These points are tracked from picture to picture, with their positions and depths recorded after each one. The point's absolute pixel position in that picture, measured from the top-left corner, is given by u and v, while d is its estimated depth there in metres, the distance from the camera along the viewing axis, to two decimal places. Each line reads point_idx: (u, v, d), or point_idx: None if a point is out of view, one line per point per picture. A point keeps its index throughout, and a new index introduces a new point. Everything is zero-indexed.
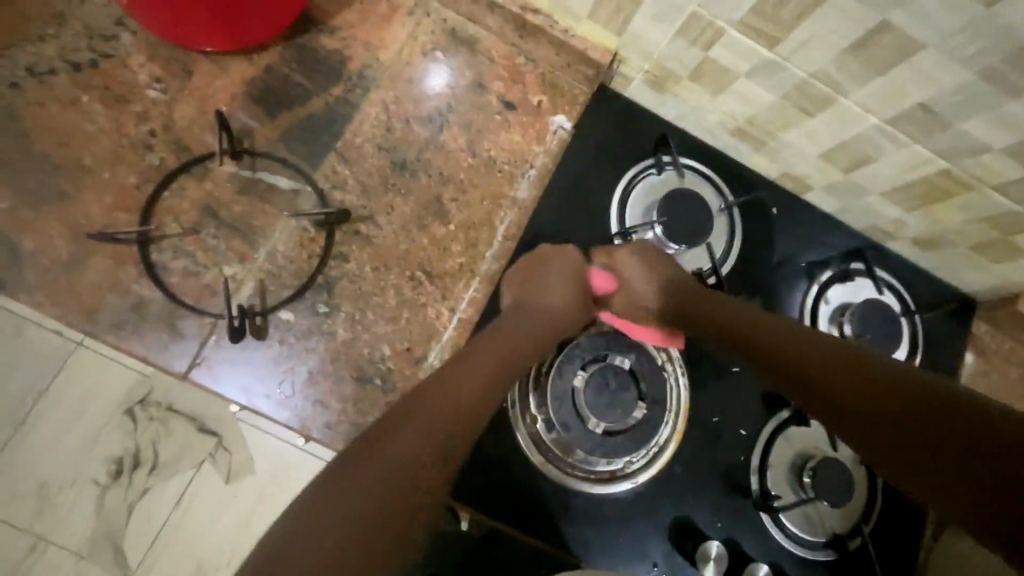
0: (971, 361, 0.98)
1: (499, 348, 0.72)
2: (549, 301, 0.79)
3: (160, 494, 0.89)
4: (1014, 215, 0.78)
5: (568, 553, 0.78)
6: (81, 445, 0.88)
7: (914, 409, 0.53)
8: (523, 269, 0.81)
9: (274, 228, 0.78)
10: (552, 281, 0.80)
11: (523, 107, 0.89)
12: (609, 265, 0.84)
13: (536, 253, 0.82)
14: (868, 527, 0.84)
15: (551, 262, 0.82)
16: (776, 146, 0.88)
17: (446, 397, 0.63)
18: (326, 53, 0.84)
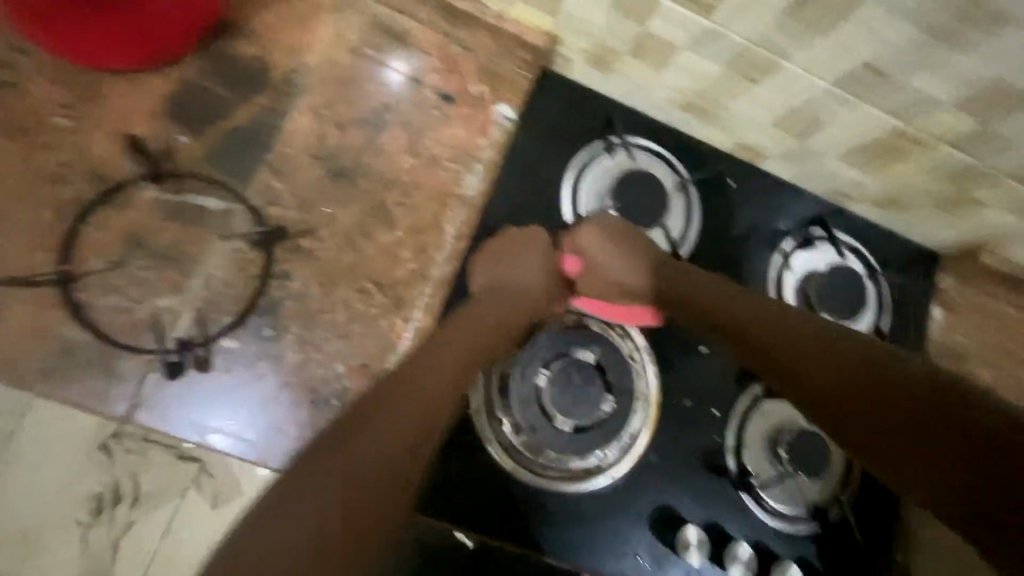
0: (940, 316, 0.98)
1: (447, 356, 0.67)
2: (517, 286, 0.76)
3: (149, 525, 0.78)
4: (969, 167, 0.77)
5: (561, 560, 0.77)
6: (58, 486, 0.76)
7: (908, 409, 0.51)
8: (488, 256, 0.78)
9: (205, 254, 0.73)
10: (519, 262, 0.77)
11: (463, 99, 0.85)
12: (576, 249, 0.79)
13: (501, 236, 0.79)
14: (847, 497, 0.84)
15: (512, 243, 0.78)
16: (726, 117, 0.85)
17: (397, 396, 0.60)
18: (246, 59, 0.79)
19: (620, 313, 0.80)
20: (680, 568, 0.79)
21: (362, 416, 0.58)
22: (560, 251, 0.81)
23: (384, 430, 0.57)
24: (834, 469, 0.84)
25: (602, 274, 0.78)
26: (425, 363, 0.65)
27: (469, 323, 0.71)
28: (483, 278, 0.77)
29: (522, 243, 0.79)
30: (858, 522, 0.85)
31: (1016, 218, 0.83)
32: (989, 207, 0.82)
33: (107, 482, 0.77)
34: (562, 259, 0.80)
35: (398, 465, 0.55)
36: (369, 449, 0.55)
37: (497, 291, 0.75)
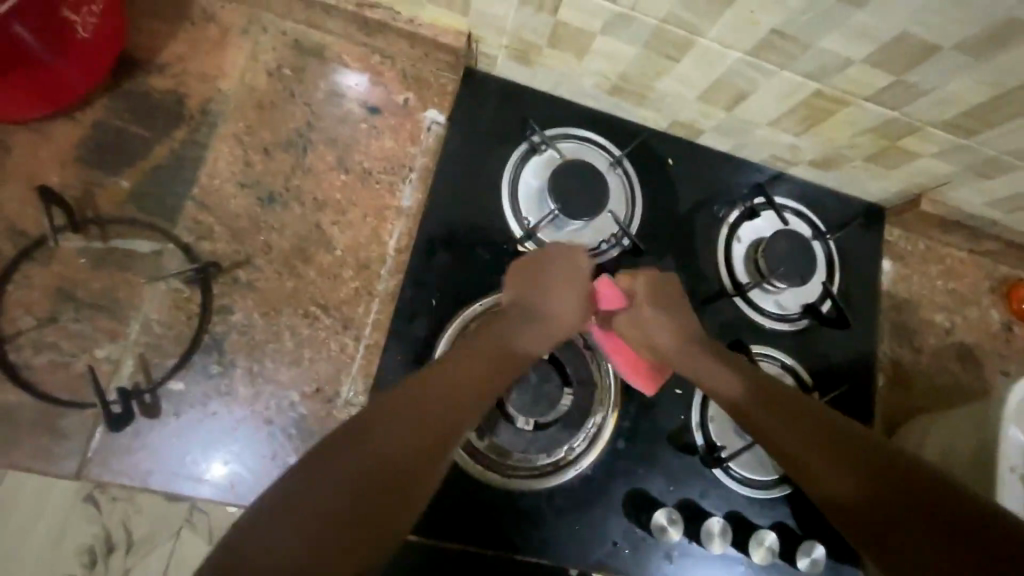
0: (890, 268, 0.99)
1: (469, 365, 0.66)
2: (547, 309, 0.75)
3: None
4: (894, 121, 0.78)
5: (544, 557, 0.77)
6: (41, 546, 0.66)
7: (911, 498, 0.55)
8: (523, 272, 0.77)
9: (140, 298, 0.72)
10: (555, 290, 0.76)
11: (389, 108, 0.84)
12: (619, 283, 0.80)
13: (546, 254, 0.78)
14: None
15: (560, 269, 0.77)
16: (654, 97, 0.85)
17: (415, 400, 0.60)
18: (158, 95, 0.77)
19: (629, 360, 0.80)
20: (659, 550, 0.79)
21: (376, 420, 0.57)
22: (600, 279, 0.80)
23: (402, 434, 0.56)
24: None
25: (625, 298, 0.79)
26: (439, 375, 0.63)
27: (509, 333, 0.71)
28: (517, 291, 0.76)
29: (559, 266, 0.77)
30: None
31: (947, 163, 0.84)
32: (921, 156, 0.83)
33: (99, 532, 0.67)
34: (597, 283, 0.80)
35: (411, 467, 0.55)
36: (378, 453, 0.54)
37: (524, 308, 0.74)
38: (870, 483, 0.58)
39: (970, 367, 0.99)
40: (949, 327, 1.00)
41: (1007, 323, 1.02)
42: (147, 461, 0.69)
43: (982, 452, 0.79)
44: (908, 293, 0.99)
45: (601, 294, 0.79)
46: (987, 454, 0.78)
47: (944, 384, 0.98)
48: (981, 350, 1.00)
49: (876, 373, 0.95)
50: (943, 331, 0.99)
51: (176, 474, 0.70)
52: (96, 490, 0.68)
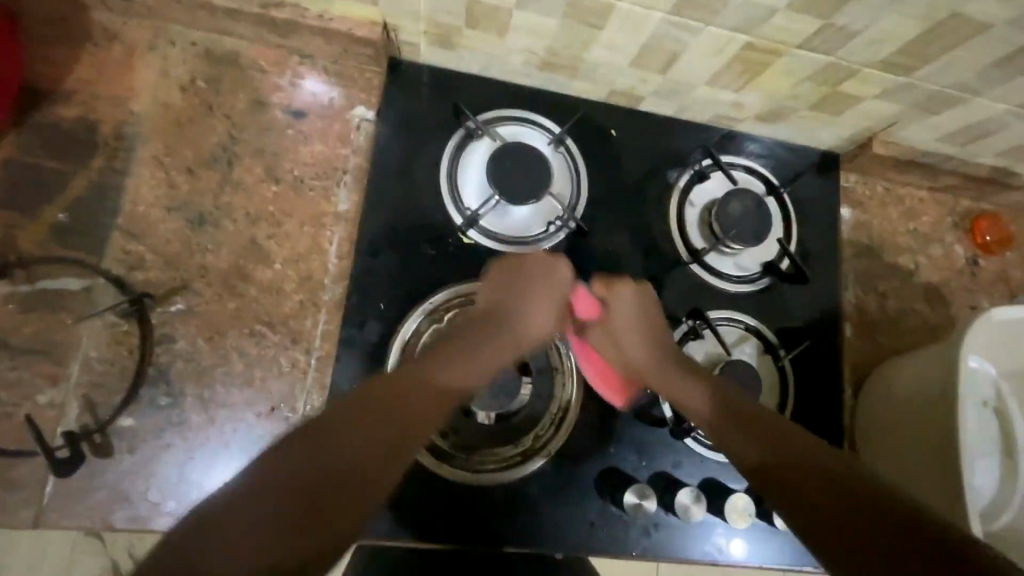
0: (849, 214, 0.98)
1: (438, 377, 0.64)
2: (518, 318, 0.74)
3: None
4: (832, 66, 0.75)
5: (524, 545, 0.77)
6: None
7: (864, 501, 0.56)
8: (505, 273, 0.76)
9: (76, 338, 0.70)
10: (533, 295, 0.75)
11: (314, 111, 0.81)
12: (603, 297, 0.80)
13: (527, 258, 0.76)
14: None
15: (537, 273, 0.76)
16: (586, 68, 0.82)
17: (376, 411, 0.59)
18: (67, 124, 0.74)
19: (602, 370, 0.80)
20: (638, 526, 0.80)
21: (341, 432, 0.56)
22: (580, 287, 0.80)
23: (366, 443, 0.56)
24: (768, 389, 0.89)
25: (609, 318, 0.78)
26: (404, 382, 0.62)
27: (475, 344, 0.70)
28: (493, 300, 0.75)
29: (544, 272, 0.76)
30: None
31: (892, 103, 0.82)
32: (865, 99, 0.81)
33: (106, 564, 0.76)
34: (576, 290, 0.79)
35: (369, 478, 0.55)
36: (340, 462, 0.54)
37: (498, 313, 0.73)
38: (832, 491, 0.58)
39: (938, 306, 0.99)
40: (914, 269, 0.99)
41: (972, 257, 1.02)
42: (106, 502, 0.68)
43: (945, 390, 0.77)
44: (870, 238, 0.98)
45: (576, 304, 0.80)
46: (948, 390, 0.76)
47: (913, 325, 0.97)
48: (948, 287, 1.00)
49: (842, 322, 0.94)
50: (908, 274, 0.99)
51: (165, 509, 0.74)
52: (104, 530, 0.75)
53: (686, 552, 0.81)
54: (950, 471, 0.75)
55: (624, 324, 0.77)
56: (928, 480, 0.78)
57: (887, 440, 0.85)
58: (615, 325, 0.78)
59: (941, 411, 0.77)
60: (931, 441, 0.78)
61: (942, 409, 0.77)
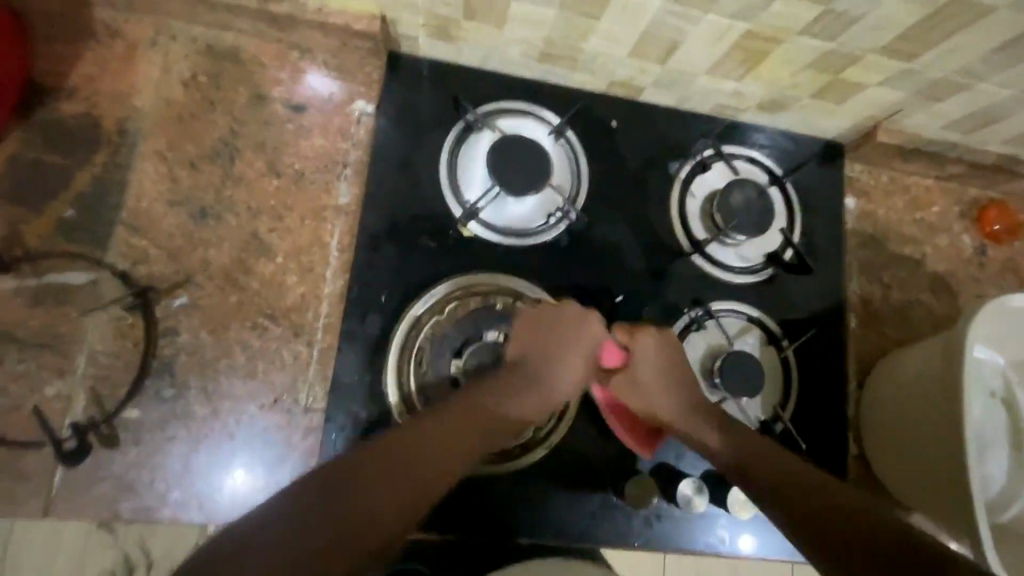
0: (854, 204, 0.97)
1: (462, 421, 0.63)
2: (547, 371, 0.71)
3: None
4: (832, 53, 0.74)
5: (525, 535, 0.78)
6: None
7: (870, 530, 0.55)
8: (532, 325, 0.73)
9: (82, 331, 0.71)
10: (562, 352, 0.72)
11: (314, 105, 0.81)
12: (626, 344, 0.75)
13: (557, 306, 0.74)
14: (788, 413, 0.87)
15: (567, 330, 0.73)
16: (585, 59, 0.82)
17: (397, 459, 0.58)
18: (72, 121, 0.75)
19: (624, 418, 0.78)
20: (640, 517, 0.80)
21: (355, 484, 0.55)
22: (610, 335, 0.76)
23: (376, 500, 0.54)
24: (772, 381, 0.88)
25: (637, 372, 0.74)
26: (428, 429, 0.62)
27: (500, 392, 0.67)
28: (518, 346, 0.72)
29: (571, 326, 0.73)
30: (801, 432, 0.88)
31: (896, 90, 0.81)
32: (867, 87, 0.80)
33: (119, 558, 0.71)
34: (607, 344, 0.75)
35: (376, 531, 0.53)
36: (358, 504, 0.53)
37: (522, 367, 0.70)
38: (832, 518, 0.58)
39: (944, 296, 0.98)
40: (920, 258, 0.98)
41: (980, 247, 1.00)
42: (113, 492, 0.69)
43: (947, 381, 0.75)
44: (875, 227, 0.97)
45: (602, 355, 0.75)
46: (949, 381, 0.75)
47: (919, 316, 0.96)
48: (955, 276, 0.99)
49: (847, 313, 0.93)
50: (914, 264, 0.98)
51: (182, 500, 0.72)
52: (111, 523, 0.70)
53: (689, 544, 0.81)
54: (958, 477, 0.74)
55: (650, 374, 0.74)
56: (943, 488, 0.76)
57: (896, 438, 0.84)
58: (641, 378, 0.74)
59: (946, 400, 0.75)
60: (938, 447, 0.76)
61: (946, 392, 0.76)
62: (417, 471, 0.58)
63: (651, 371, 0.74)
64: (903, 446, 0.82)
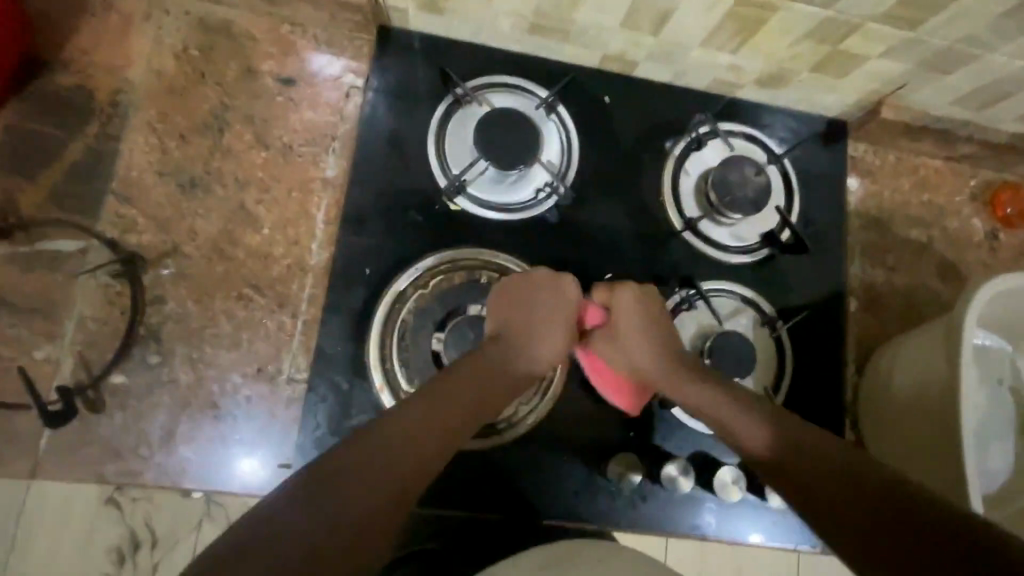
0: (857, 185, 0.94)
1: (445, 404, 0.62)
2: (525, 340, 0.71)
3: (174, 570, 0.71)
4: (830, 22, 0.72)
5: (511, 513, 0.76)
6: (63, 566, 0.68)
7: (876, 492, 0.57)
8: (509, 296, 0.72)
9: (72, 297, 0.72)
10: (541, 321, 0.72)
11: (303, 79, 0.81)
12: (606, 303, 0.77)
13: (529, 275, 0.74)
14: (780, 397, 0.85)
15: (546, 296, 0.73)
16: (576, 32, 0.80)
17: (375, 447, 0.57)
18: (65, 92, 0.76)
19: (612, 381, 0.78)
20: (624, 497, 0.79)
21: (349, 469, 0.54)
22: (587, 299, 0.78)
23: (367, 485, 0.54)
24: (765, 364, 0.86)
25: (618, 330, 0.75)
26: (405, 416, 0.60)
27: (480, 364, 0.67)
28: (496, 320, 0.72)
29: (549, 293, 0.73)
30: (794, 416, 0.86)
31: (899, 62, 0.78)
32: (869, 58, 0.78)
33: (126, 533, 0.70)
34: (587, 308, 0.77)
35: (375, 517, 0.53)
36: (355, 505, 0.52)
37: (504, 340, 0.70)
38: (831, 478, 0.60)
39: (952, 282, 0.94)
40: (927, 242, 0.94)
41: (991, 231, 0.96)
42: (100, 456, 0.70)
43: (951, 332, 0.73)
44: (879, 208, 0.94)
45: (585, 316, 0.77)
46: (954, 333, 0.72)
47: (924, 301, 0.93)
48: (964, 261, 0.95)
49: (847, 297, 0.90)
50: (920, 247, 0.94)
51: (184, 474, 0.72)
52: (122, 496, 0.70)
53: (674, 526, 0.79)
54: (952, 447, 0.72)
55: (630, 331, 0.74)
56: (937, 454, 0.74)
57: (897, 402, 0.81)
58: (623, 333, 0.74)
59: (948, 350, 0.73)
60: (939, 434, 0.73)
61: (949, 342, 0.73)
62: (399, 459, 0.57)
63: (634, 328, 0.74)
64: (901, 431, 0.80)
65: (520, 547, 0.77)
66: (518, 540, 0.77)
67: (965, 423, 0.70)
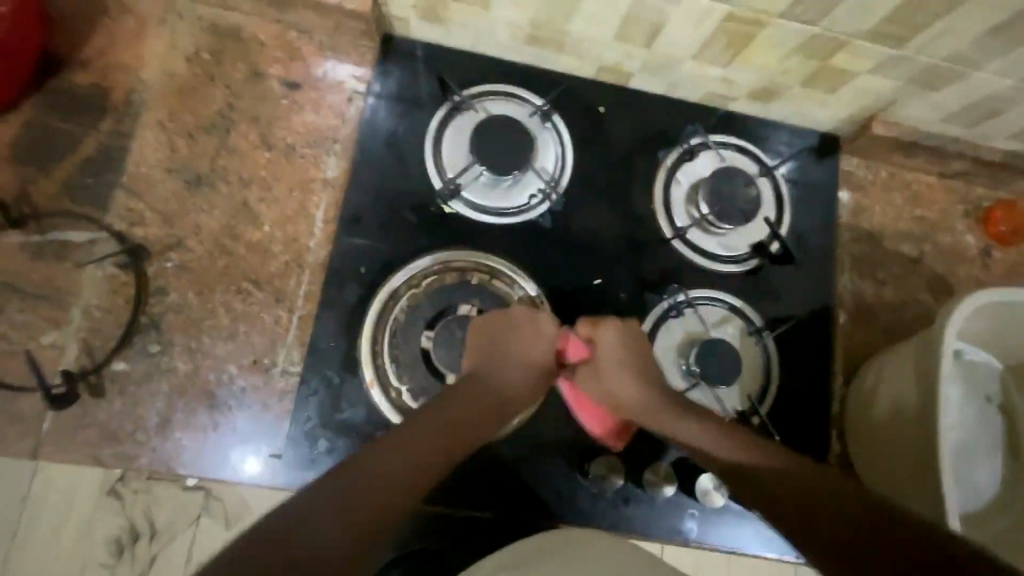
0: (849, 198, 0.95)
1: (421, 438, 0.63)
2: (500, 376, 0.71)
3: (170, 560, 0.73)
4: (817, 38, 0.74)
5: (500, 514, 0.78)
6: (67, 554, 0.71)
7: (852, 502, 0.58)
8: (484, 331, 0.73)
9: (79, 285, 0.75)
10: (513, 353, 0.72)
11: (307, 82, 0.85)
12: (589, 338, 0.76)
13: (509, 313, 0.74)
14: (765, 407, 0.86)
15: (518, 329, 0.73)
16: (572, 43, 0.83)
17: (353, 488, 0.57)
18: (82, 90, 0.80)
19: (596, 417, 0.78)
20: (606, 499, 0.80)
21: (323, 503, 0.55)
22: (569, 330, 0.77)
23: (342, 522, 0.54)
24: (751, 373, 0.87)
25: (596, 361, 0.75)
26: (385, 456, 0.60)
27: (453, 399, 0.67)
28: (474, 359, 0.72)
29: (522, 327, 0.73)
30: (778, 424, 0.87)
31: (887, 79, 0.80)
32: (858, 74, 0.79)
33: (126, 523, 0.72)
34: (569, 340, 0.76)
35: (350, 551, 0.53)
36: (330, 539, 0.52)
37: (476, 377, 0.70)
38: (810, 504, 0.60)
39: (943, 297, 0.95)
40: (918, 257, 0.95)
41: (984, 247, 0.97)
42: (100, 439, 0.73)
43: (931, 345, 0.74)
44: (871, 222, 0.95)
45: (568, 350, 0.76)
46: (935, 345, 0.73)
47: (914, 316, 0.94)
48: (955, 277, 0.95)
49: (836, 310, 0.91)
50: (912, 262, 0.95)
51: (181, 466, 0.74)
52: (123, 487, 0.72)
53: (656, 531, 0.80)
54: (931, 460, 0.72)
55: (610, 364, 0.74)
56: (920, 470, 0.74)
57: (881, 420, 0.81)
58: (601, 365, 0.74)
59: (931, 365, 0.73)
60: (923, 464, 0.73)
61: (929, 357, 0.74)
62: (380, 492, 0.57)
63: (613, 368, 0.74)
64: (884, 441, 0.80)
65: None
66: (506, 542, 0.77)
67: (943, 439, 0.70)
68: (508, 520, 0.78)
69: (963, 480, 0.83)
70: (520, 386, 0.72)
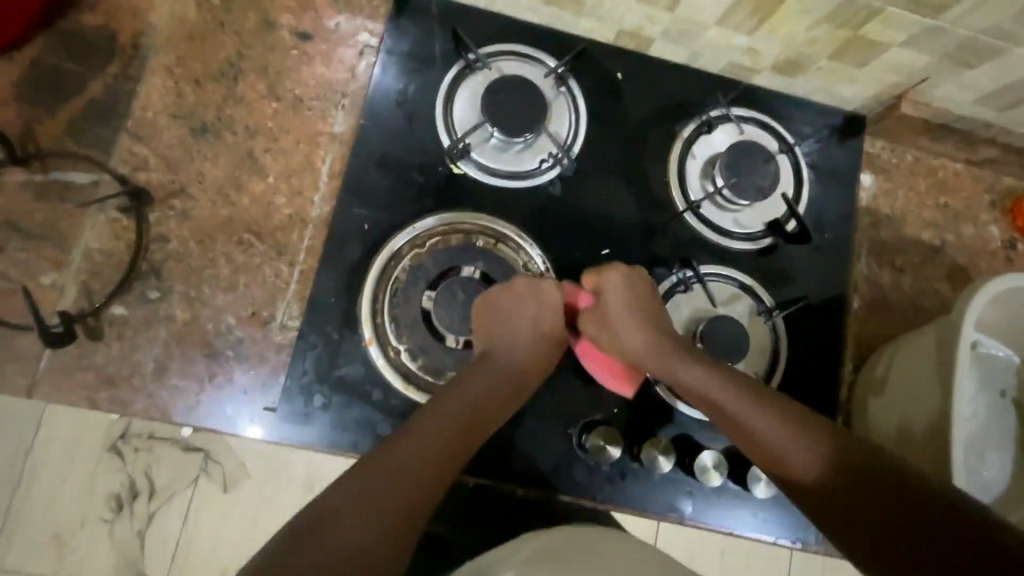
0: (872, 181, 0.92)
1: (428, 429, 0.61)
2: (507, 354, 0.71)
3: (168, 521, 0.71)
4: (848, 6, 0.71)
5: (500, 484, 0.76)
6: (64, 506, 0.70)
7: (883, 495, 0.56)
8: (488, 312, 0.73)
9: (80, 228, 0.75)
10: (517, 329, 0.72)
11: (319, 34, 0.83)
12: (595, 288, 0.76)
13: (508, 284, 0.73)
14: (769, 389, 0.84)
15: (523, 302, 0.73)
16: (592, 3, 0.80)
17: (366, 487, 0.55)
18: (89, 31, 0.79)
19: (606, 364, 0.77)
20: (603, 473, 0.78)
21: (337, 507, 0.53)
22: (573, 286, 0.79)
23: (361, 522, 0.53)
24: (758, 353, 0.85)
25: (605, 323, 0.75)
26: (378, 469, 0.57)
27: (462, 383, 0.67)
28: (483, 339, 0.72)
29: (525, 301, 0.73)
30: None
31: (920, 54, 0.76)
32: (890, 46, 0.76)
33: (123, 480, 0.71)
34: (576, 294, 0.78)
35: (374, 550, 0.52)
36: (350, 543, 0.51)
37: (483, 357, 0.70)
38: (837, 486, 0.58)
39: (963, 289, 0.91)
40: (939, 246, 0.92)
41: (1009, 240, 0.93)
42: (96, 382, 0.72)
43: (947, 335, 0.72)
44: (893, 207, 0.92)
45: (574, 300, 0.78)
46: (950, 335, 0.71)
47: (931, 307, 0.91)
48: (977, 269, 0.92)
49: (849, 296, 0.89)
50: (932, 251, 0.91)
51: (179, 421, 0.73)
52: (125, 445, 0.72)
53: (653, 509, 0.79)
54: (939, 440, 0.70)
55: (618, 323, 0.74)
56: (929, 450, 0.72)
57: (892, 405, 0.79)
58: (611, 325, 0.74)
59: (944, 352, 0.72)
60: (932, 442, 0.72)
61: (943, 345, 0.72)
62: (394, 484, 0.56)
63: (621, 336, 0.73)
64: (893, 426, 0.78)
65: (511, 523, 0.76)
66: (507, 514, 0.76)
67: (955, 421, 0.68)
68: (510, 491, 0.77)
69: (971, 474, 0.80)
70: (525, 359, 0.72)
